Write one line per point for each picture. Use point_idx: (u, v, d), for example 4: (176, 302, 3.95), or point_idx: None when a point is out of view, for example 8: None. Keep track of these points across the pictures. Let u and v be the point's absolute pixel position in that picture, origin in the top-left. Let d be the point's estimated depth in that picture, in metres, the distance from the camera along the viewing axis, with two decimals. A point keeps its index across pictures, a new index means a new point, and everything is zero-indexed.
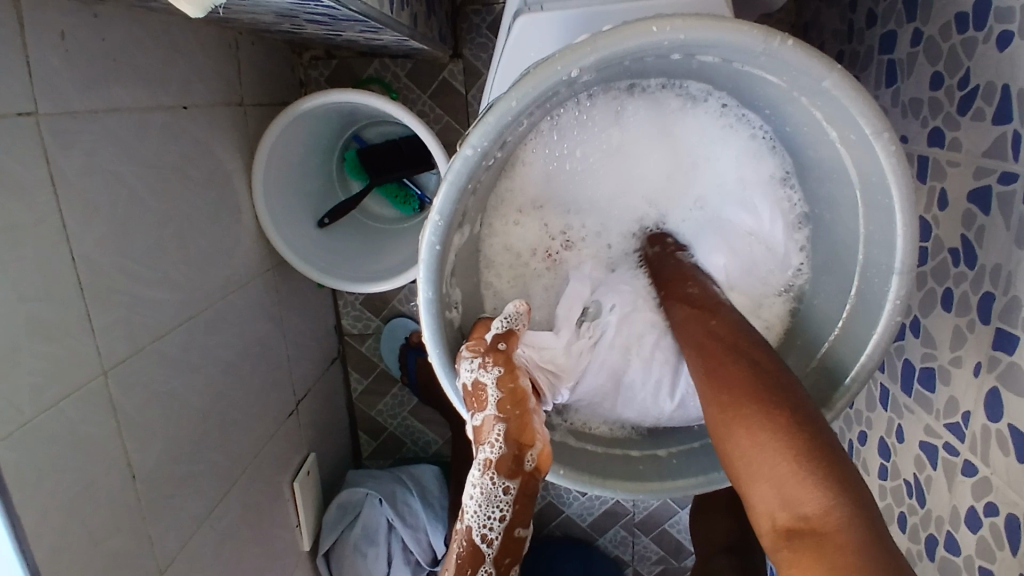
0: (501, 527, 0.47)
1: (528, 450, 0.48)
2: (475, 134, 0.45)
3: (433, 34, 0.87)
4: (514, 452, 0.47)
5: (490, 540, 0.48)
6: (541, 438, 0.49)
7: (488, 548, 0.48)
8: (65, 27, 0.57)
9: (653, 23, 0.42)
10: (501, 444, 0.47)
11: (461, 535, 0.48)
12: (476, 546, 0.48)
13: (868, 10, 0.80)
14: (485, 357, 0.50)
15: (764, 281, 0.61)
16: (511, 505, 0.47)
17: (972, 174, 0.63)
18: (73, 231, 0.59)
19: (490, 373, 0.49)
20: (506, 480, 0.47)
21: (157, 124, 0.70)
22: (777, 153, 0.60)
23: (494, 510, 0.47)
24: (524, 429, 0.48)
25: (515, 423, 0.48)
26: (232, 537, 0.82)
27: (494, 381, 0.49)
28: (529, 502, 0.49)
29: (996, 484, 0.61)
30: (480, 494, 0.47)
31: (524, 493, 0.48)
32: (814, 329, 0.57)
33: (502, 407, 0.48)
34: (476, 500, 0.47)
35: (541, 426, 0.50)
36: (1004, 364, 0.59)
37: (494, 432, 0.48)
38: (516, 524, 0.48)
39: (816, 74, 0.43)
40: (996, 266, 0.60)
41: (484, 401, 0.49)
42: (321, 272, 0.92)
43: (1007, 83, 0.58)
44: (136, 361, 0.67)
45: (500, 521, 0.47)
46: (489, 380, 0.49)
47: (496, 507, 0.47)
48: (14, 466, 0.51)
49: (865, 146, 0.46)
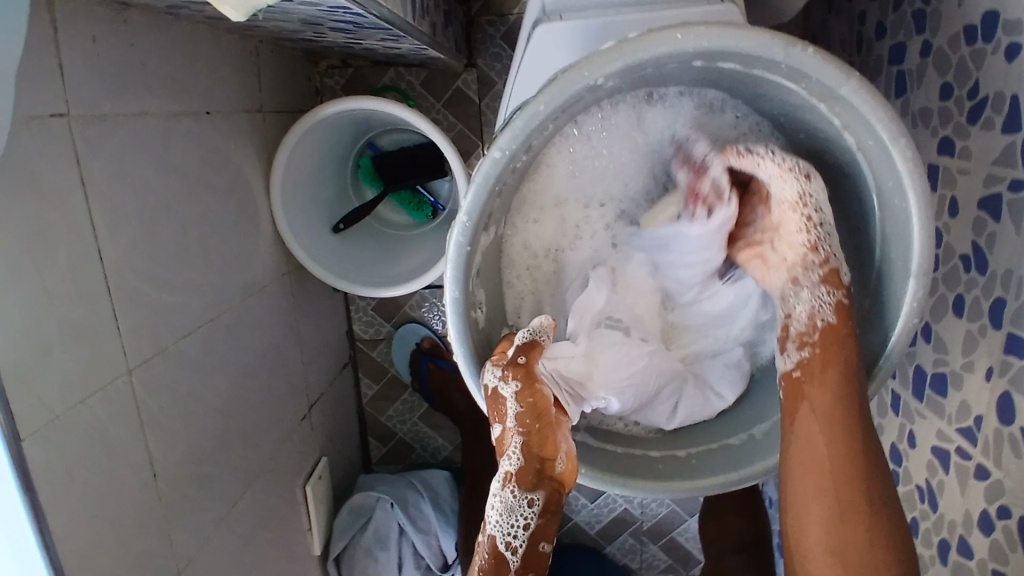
0: (525, 536, 0.50)
1: (549, 464, 0.51)
2: (503, 138, 0.46)
3: (449, 43, 0.89)
4: (536, 465, 0.50)
5: (514, 549, 0.50)
6: (563, 450, 0.52)
7: (513, 558, 0.50)
8: (96, 33, 0.59)
9: (677, 31, 0.43)
10: (521, 457, 0.50)
11: (484, 545, 0.51)
12: (500, 553, 0.50)
13: (877, 21, 0.82)
14: (506, 369, 0.51)
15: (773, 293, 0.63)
16: (535, 516, 0.50)
17: (983, 181, 0.64)
18: (102, 232, 0.60)
19: (510, 387, 0.51)
20: (528, 494, 0.50)
21: (181, 128, 0.72)
22: None
23: (518, 519, 0.50)
24: (543, 442, 0.51)
25: (535, 436, 0.51)
26: (247, 538, 0.83)
27: (514, 395, 0.51)
28: (552, 518, 0.51)
29: (1009, 487, 0.62)
30: (502, 506, 0.50)
31: (547, 505, 0.51)
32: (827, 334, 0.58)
33: (522, 420, 0.51)
34: (498, 512, 0.50)
35: (563, 437, 0.53)
36: (1016, 368, 0.60)
37: (513, 444, 0.51)
38: (539, 537, 0.51)
39: (835, 81, 0.44)
40: (1007, 271, 0.61)
41: (504, 413, 0.51)
42: (337, 276, 0.93)
43: (1016, 93, 0.60)
44: (159, 360, 0.67)
45: (524, 530, 0.50)
46: (509, 394, 0.51)
47: (519, 517, 0.50)
48: (43, 461, 0.52)
49: (881, 152, 0.47)
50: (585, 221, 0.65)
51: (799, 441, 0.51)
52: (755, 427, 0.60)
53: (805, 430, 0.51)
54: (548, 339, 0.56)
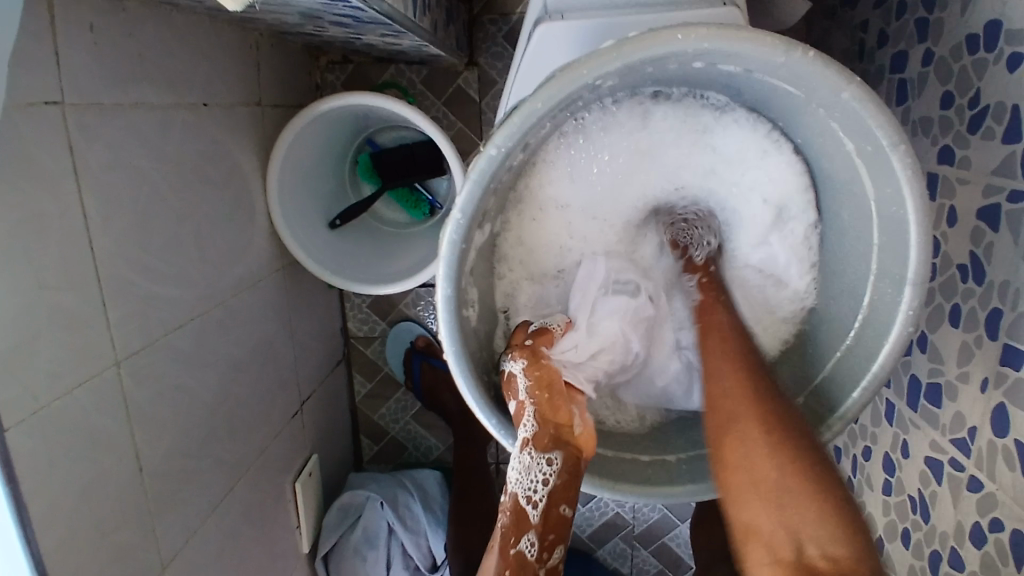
0: (546, 491, 0.53)
1: (563, 431, 0.54)
2: (499, 135, 0.46)
3: (450, 41, 0.88)
4: (549, 432, 0.53)
5: (535, 503, 0.53)
6: (577, 421, 0.56)
7: (534, 514, 0.53)
8: (94, 21, 0.58)
9: (677, 32, 0.43)
10: (534, 425, 0.53)
11: (507, 504, 0.54)
12: (522, 507, 0.53)
13: (879, 29, 0.82)
14: (514, 352, 0.58)
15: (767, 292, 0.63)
16: (554, 474, 0.53)
17: (982, 191, 0.64)
18: (94, 222, 0.59)
19: (518, 365, 0.56)
20: (546, 456, 0.53)
21: (178, 120, 0.71)
22: (800, 172, 0.58)
23: (537, 475, 0.52)
24: (555, 413, 0.55)
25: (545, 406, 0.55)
26: (234, 534, 0.82)
27: (522, 371, 0.56)
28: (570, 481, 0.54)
29: (1001, 500, 0.61)
30: (521, 465, 0.53)
31: (567, 469, 0.54)
32: (821, 342, 0.57)
33: (532, 392, 0.55)
34: (517, 470, 0.53)
35: (575, 412, 0.56)
36: (1012, 380, 0.60)
37: (526, 415, 0.54)
38: (559, 498, 0.54)
39: (835, 86, 0.44)
40: (1004, 282, 0.61)
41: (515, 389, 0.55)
42: (332, 272, 0.92)
43: (1018, 103, 0.59)
44: (148, 353, 0.67)
45: (544, 486, 0.53)
46: (518, 371, 0.56)
47: (539, 473, 0.53)
48: (27, 451, 0.51)
49: (879, 158, 0.46)
50: (583, 220, 0.64)
51: (724, 446, 0.52)
52: None
53: (728, 436, 0.52)
54: (559, 329, 0.61)
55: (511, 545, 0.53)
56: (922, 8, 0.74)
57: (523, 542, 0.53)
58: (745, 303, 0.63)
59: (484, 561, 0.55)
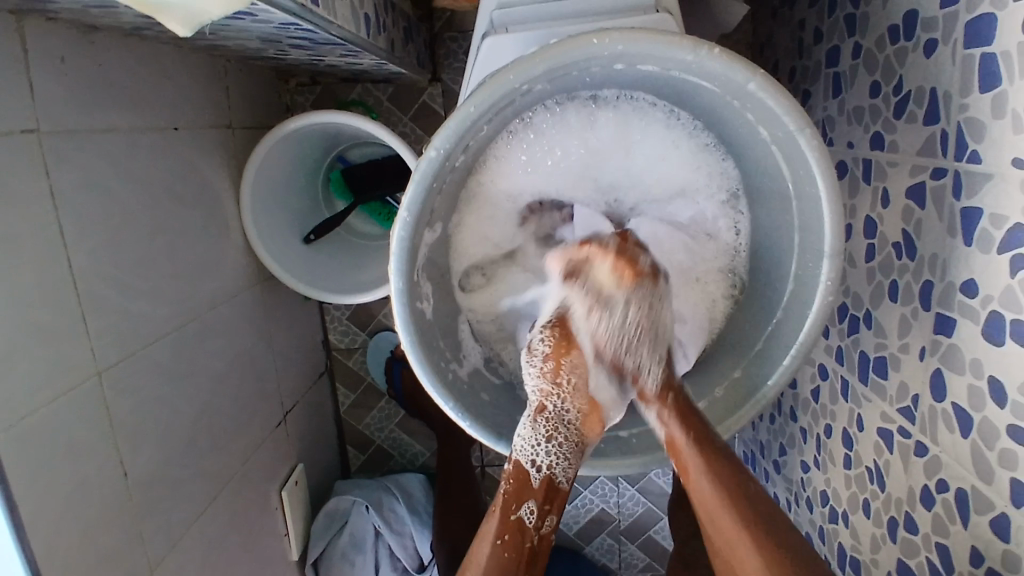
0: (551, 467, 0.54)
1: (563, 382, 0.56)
2: (439, 137, 0.50)
3: (411, 58, 0.93)
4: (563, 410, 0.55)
5: (541, 467, 0.54)
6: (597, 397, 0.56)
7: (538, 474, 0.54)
8: (64, 52, 0.62)
9: (594, 36, 0.47)
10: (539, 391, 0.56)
11: (508, 473, 0.55)
12: (525, 474, 0.54)
13: (814, 27, 0.86)
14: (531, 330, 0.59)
15: (712, 272, 0.64)
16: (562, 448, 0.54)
17: (909, 172, 0.68)
18: (70, 241, 0.63)
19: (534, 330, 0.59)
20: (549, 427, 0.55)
21: (149, 143, 0.75)
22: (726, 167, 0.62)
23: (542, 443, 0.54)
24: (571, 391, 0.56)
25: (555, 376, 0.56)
26: (220, 541, 0.85)
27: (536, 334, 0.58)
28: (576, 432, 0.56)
29: (944, 461, 0.65)
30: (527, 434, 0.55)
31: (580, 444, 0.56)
32: (751, 322, 0.61)
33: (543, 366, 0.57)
34: (523, 439, 0.55)
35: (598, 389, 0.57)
36: (945, 346, 0.64)
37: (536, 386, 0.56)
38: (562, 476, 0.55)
39: (742, 77, 0.48)
40: (933, 255, 0.65)
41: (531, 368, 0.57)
42: (308, 285, 0.96)
43: (933, 87, 0.64)
44: (127, 365, 0.70)
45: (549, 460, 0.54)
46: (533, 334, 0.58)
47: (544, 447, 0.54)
48: (12, 457, 0.54)
49: (789, 143, 0.51)
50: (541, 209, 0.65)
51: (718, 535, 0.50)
52: (693, 405, 0.62)
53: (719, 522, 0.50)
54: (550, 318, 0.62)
55: (511, 510, 0.54)
56: (849, 5, 0.78)
57: (523, 510, 0.54)
58: (692, 288, 0.64)
59: (477, 539, 0.55)
